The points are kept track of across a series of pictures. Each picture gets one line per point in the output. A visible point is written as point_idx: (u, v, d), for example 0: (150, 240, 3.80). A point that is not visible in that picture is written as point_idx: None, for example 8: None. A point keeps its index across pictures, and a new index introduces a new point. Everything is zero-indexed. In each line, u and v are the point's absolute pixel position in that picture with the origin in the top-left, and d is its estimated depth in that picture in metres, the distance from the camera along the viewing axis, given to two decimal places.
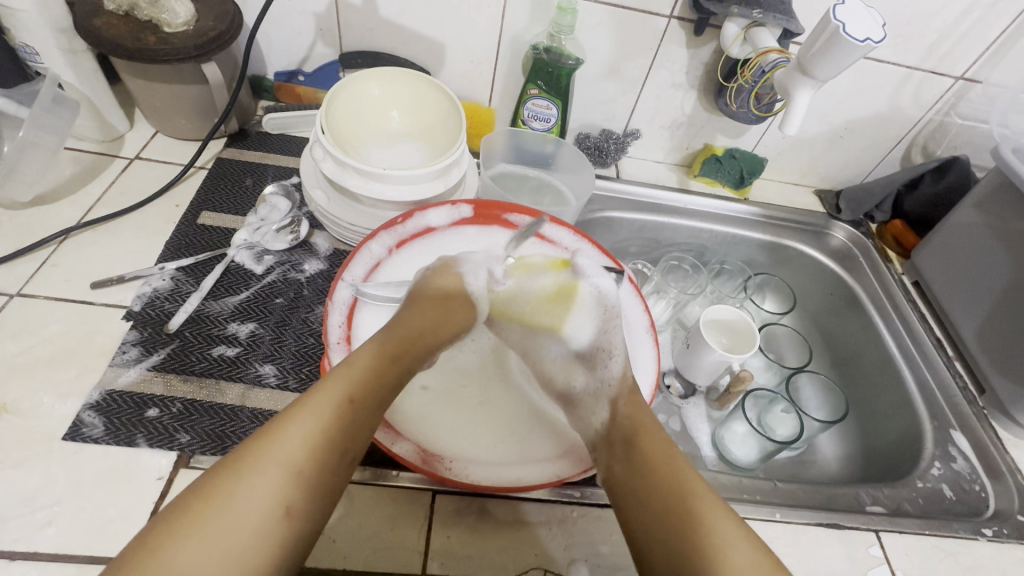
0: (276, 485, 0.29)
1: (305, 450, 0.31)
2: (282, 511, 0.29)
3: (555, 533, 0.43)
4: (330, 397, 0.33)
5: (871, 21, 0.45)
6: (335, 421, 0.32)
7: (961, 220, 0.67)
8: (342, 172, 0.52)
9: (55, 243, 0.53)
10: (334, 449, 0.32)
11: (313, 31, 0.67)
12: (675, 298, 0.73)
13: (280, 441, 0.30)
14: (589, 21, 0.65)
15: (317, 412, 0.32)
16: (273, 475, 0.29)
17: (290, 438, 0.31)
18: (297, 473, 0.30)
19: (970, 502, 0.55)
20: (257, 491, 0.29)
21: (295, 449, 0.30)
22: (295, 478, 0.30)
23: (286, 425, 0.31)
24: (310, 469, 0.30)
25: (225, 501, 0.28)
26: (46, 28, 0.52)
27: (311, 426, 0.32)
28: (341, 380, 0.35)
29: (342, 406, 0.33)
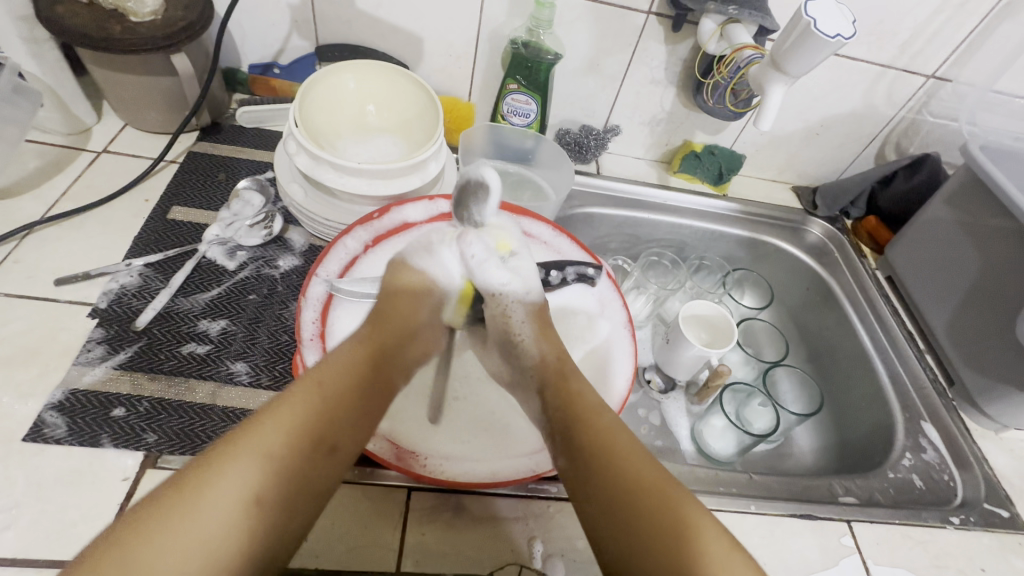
0: (185, 553, 0.26)
1: (221, 515, 0.28)
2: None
3: (531, 529, 0.43)
4: (263, 444, 0.31)
5: (843, 18, 0.45)
6: (255, 477, 0.29)
7: (932, 216, 0.69)
8: (316, 166, 0.51)
9: (17, 238, 0.52)
10: (253, 508, 0.29)
11: (288, 23, 0.66)
12: (654, 293, 0.74)
13: (194, 509, 0.28)
14: (568, 16, 0.65)
15: (232, 467, 0.29)
16: (181, 544, 0.27)
17: (204, 503, 0.28)
18: (209, 537, 0.27)
19: (940, 492, 0.56)
20: (175, 555, 0.26)
21: (206, 514, 0.28)
22: (206, 543, 0.27)
23: (209, 479, 0.29)
24: (238, 529, 0.28)
25: (128, 573, 0.25)
26: (5, 15, 0.51)
27: (239, 478, 0.29)
28: (281, 421, 0.32)
29: (263, 459, 0.30)
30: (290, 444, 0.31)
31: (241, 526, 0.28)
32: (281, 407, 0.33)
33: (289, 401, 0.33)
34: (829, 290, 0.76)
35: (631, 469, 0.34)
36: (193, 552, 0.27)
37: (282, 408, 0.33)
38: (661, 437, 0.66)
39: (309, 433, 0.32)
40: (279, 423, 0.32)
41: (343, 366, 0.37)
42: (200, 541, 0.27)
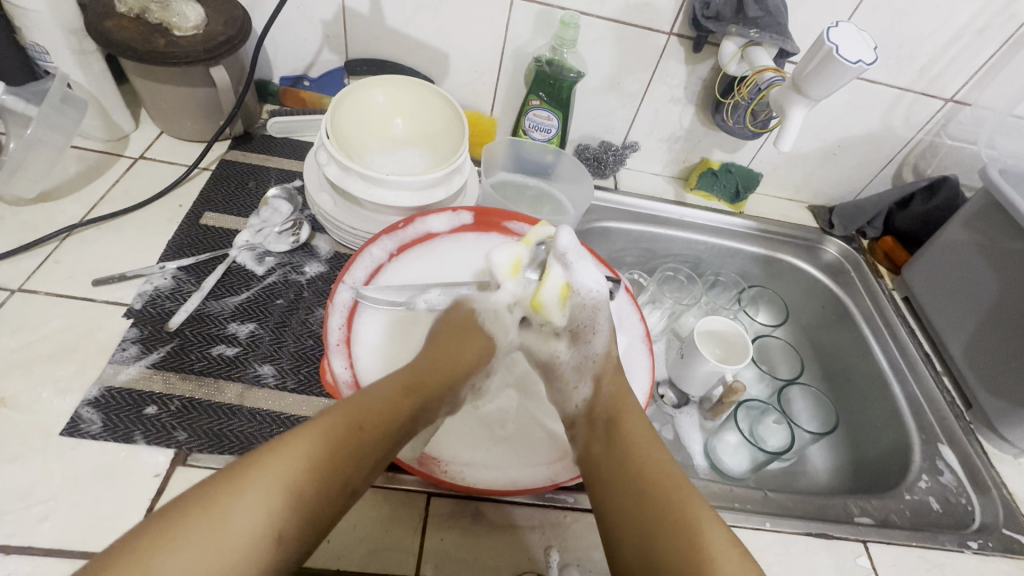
0: (263, 511, 0.28)
1: (303, 476, 0.30)
2: (275, 536, 0.28)
3: (547, 538, 0.44)
4: (348, 428, 0.33)
5: (864, 44, 0.46)
6: (334, 447, 0.32)
7: (949, 238, 0.69)
8: (345, 177, 0.53)
9: (57, 239, 0.54)
10: (334, 477, 0.32)
11: (320, 38, 0.69)
12: (670, 308, 0.74)
13: (276, 469, 0.30)
14: (591, 35, 0.66)
15: (315, 434, 0.32)
16: (265, 497, 0.29)
17: (288, 465, 0.30)
18: (292, 498, 0.29)
19: (957, 515, 0.56)
20: (267, 510, 0.29)
21: (288, 476, 0.30)
22: (289, 502, 0.29)
23: (305, 443, 0.31)
24: (317, 494, 0.30)
25: (217, 516, 0.28)
26: (58, 28, 0.53)
27: (321, 446, 0.32)
28: (370, 408, 0.35)
29: (342, 432, 0.33)
30: (367, 424, 0.34)
31: (314, 492, 0.30)
32: (364, 396, 0.36)
33: (365, 397, 0.36)
34: (845, 310, 0.76)
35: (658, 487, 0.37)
36: (280, 510, 0.29)
37: (364, 401, 0.35)
38: (674, 452, 0.66)
39: (373, 420, 0.35)
40: (353, 405, 0.35)
41: (435, 352, 0.44)
42: (289, 503, 0.29)
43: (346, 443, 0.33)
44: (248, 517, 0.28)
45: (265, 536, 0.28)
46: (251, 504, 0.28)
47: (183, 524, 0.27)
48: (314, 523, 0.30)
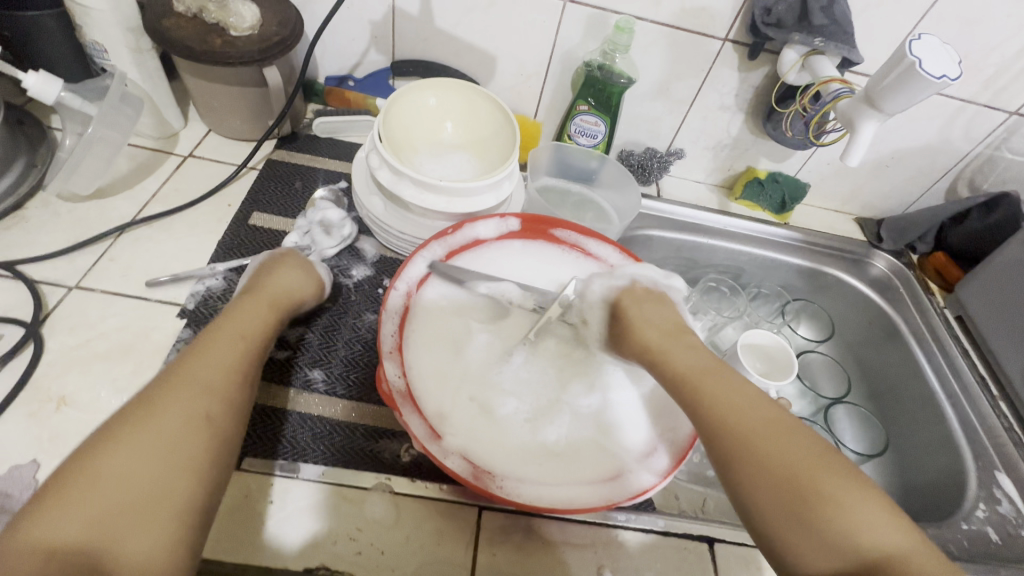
0: (192, 403, 0.33)
1: (217, 374, 0.35)
2: (205, 420, 0.33)
3: (600, 557, 0.43)
4: (204, 379, 0.34)
5: (949, 57, 0.44)
6: (243, 348, 0.38)
7: (1009, 257, 0.66)
8: (398, 181, 0.53)
9: (112, 237, 0.54)
10: (240, 372, 0.37)
11: (368, 38, 0.68)
12: (712, 320, 0.72)
13: (194, 369, 0.35)
14: (643, 40, 0.65)
15: (221, 344, 0.37)
16: (192, 397, 0.33)
17: (206, 364, 0.36)
18: (214, 392, 0.34)
19: (1016, 548, 0.54)
20: (179, 413, 0.32)
21: (210, 373, 0.35)
22: (212, 396, 0.34)
23: (167, 400, 0.32)
24: (226, 389, 0.35)
25: (153, 416, 0.31)
26: (117, 27, 0.54)
27: (220, 358, 0.36)
28: (212, 359, 0.36)
29: (236, 339, 0.39)
30: (249, 332, 0.40)
31: (236, 388, 0.36)
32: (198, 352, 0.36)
33: (196, 357, 0.36)
34: (895, 328, 0.74)
35: (775, 451, 0.32)
36: (204, 401, 0.33)
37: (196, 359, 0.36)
38: None
39: (248, 339, 0.39)
40: (221, 324, 0.39)
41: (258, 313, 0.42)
42: (206, 399, 0.34)
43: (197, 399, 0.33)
44: (179, 413, 0.32)
45: (192, 421, 0.32)
46: (116, 463, 0.29)
47: (115, 436, 0.30)
48: (231, 406, 0.35)
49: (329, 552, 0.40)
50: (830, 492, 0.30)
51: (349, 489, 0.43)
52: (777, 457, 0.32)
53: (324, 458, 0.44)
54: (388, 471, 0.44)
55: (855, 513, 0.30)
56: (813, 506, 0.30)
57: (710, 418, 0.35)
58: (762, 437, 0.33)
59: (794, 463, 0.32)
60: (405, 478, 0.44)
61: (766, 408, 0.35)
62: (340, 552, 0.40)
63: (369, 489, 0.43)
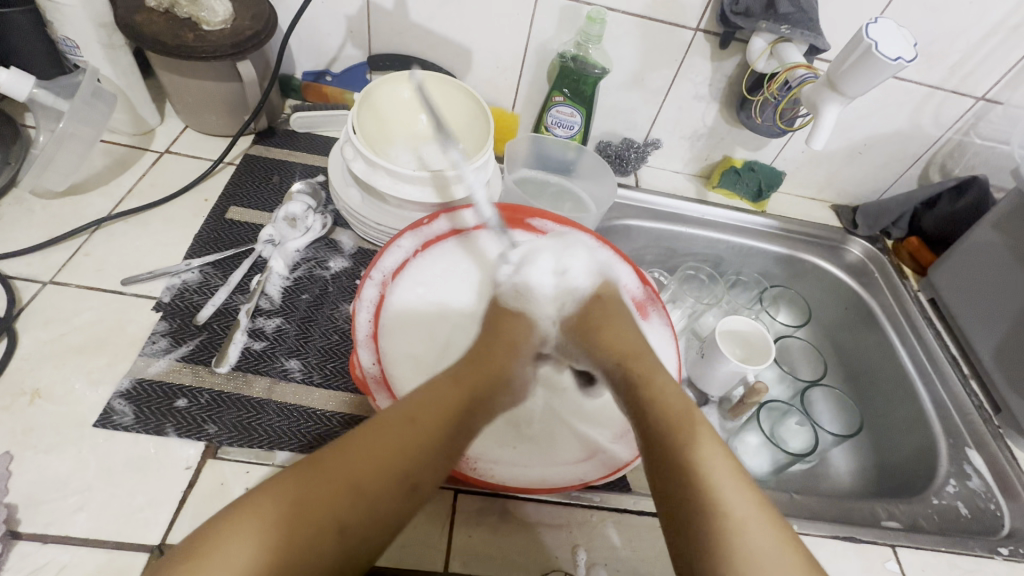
0: (318, 508, 0.28)
1: (363, 470, 0.30)
2: (338, 535, 0.28)
3: (574, 536, 0.44)
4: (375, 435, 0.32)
5: (904, 41, 0.45)
6: (402, 441, 0.32)
7: (978, 240, 0.68)
8: (372, 172, 0.53)
9: (86, 232, 0.54)
10: (400, 471, 0.31)
11: (344, 33, 0.68)
12: (691, 307, 0.73)
13: (334, 463, 0.30)
14: (617, 31, 0.66)
15: (382, 431, 0.32)
16: (267, 511, 0.28)
17: (353, 457, 0.30)
18: (349, 495, 0.29)
19: (986, 521, 0.55)
20: (284, 517, 0.28)
21: (346, 471, 0.30)
22: (343, 499, 0.29)
23: (288, 498, 0.28)
24: (371, 495, 0.30)
25: (223, 540, 0.27)
26: (89, 23, 0.54)
27: (369, 452, 0.31)
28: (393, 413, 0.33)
29: (405, 427, 0.32)
30: (428, 419, 0.34)
31: (388, 487, 0.30)
32: (398, 408, 0.34)
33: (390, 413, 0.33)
34: (870, 312, 0.75)
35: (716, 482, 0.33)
36: (303, 506, 0.29)
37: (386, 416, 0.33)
38: None
39: (422, 422, 0.33)
40: (408, 402, 0.34)
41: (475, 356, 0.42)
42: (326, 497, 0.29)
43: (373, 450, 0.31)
44: (245, 538, 0.27)
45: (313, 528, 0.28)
46: (264, 522, 0.28)
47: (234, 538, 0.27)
48: (372, 515, 0.29)
49: None
50: (741, 528, 0.31)
51: None
52: (711, 473, 0.33)
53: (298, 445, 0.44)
54: None
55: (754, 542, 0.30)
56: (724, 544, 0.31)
57: (667, 419, 0.37)
58: (704, 446, 0.35)
59: (728, 498, 0.32)
60: None
61: (708, 430, 0.36)
62: None
63: None
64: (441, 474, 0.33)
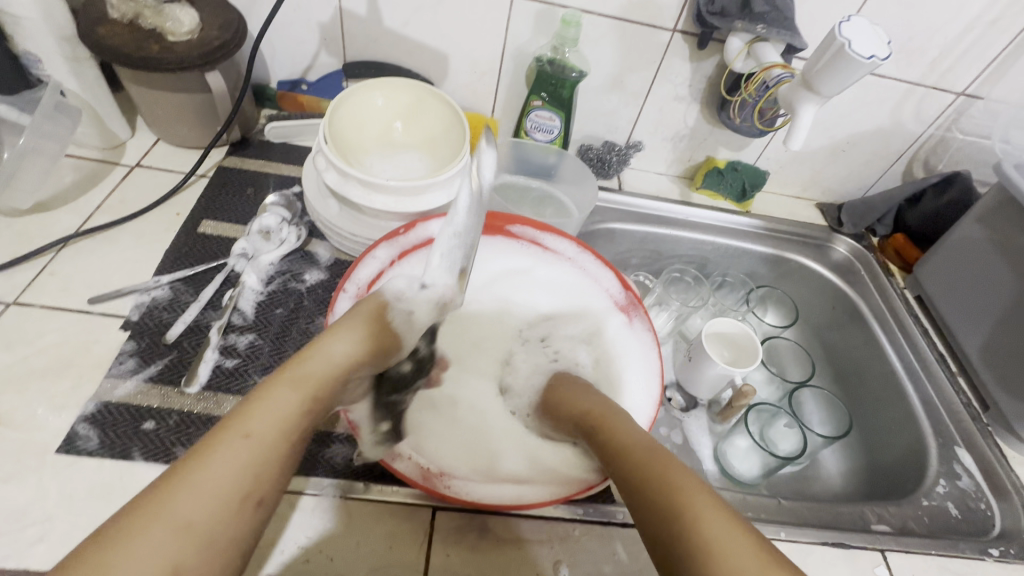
0: (159, 545, 0.26)
1: (200, 503, 0.27)
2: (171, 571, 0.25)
3: (557, 552, 0.42)
4: (222, 481, 0.29)
5: (877, 38, 0.45)
6: (239, 462, 0.30)
7: (962, 235, 0.67)
8: (345, 183, 0.52)
9: (53, 250, 0.53)
10: (234, 498, 0.29)
11: (318, 40, 0.67)
12: (677, 309, 0.72)
13: (171, 501, 0.27)
14: (594, 33, 0.65)
15: (214, 460, 0.29)
16: (160, 534, 0.26)
17: (181, 496, 0.27)
18: (187, 529, 0.26)
19: (977, 521, 0.55)
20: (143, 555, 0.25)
21: (189, 505, 0.27)
22: (185, 532, 0.26)
23: (120, 554, 0.25)
24: (206, 524, 0.27)
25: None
26: (50, 35, 0.53)
27: (203, 486, 0.28)
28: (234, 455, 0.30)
29: (241, 443, 0.30)
30: (270, 431, 0.32)
31: (221, 510, 0.28)
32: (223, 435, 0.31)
33: (213, 452, 0.30)
34: (857, 310, 0.74)
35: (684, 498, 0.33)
36: (165, 542, 0.26)
37: (211, 456, 0.29)
38: (683, 457, 0.64)
39: (266, 446, 0.31)
40: (249, 412, 0.32)
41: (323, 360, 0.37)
42: (169, 532, 0.26)
43: (238, 453, 0.30)
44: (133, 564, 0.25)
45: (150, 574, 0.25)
46: (147, 543, 0.25)
47: None
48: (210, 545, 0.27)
49: (275, 562, 0.39)
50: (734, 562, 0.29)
51: (297, 494, 0.42)
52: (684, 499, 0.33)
53: None
54: (334, 475, 0.43)
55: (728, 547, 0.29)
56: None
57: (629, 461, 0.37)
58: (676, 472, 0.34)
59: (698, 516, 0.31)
60: (353, 482, 0.43)
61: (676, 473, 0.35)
62: (289, 560, 0.39)
63: (319, 494, 0.42)
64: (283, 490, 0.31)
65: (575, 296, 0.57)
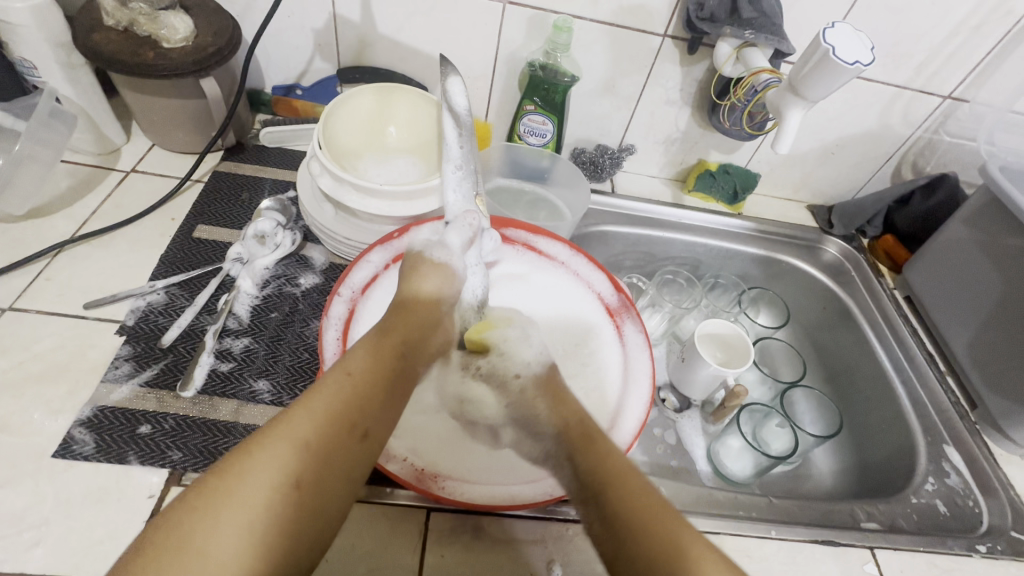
0: (284, 461, 0.27)
1: (314, 424, 0.29)
2: (293, 486, 0.27)
3: (550, 551, 0.43)
4: (264, 478, 0.27)
5: (861, 44, 0.46)
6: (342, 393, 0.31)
7: (950, 236, 0.68)
8: (339, 187, 0.52)
9: (48, 256, 0.53)
10: (344, 423, 0.30)
11: (312, 46, 0.68)
12: (670, 311, 0.73)
13: (289, 422, 0.29)
14: (585, 39, 0.66)
15: (322, 391, 0.31)
16: (284, 451, 0.28)
17: (299, 417, 0.29)
18: (304, 446, 0.28)
19: (964, 519, 0.55)
20: (270, 469, 0.27)
21: (305, 426, 0.29)
22: (305, 450, 0.28)
23: (251, 469, 0.27)
24: (322, 441, 0.29)
25: (228, 490, 0.26)
26: (45, 43, 0.53)
27: (315, 410, 0.30)
28: (287, 446, 0.28)
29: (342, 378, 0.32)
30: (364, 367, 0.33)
31: (336, 434, 0.30)
32: (281, 430, 0.29)
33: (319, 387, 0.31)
34: (848, 311, 0.75)
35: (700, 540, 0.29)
36: (292, 457, 0.28)
37: (315, 391, 0.31)
38: (676, 457, 0.65)
39: (365, 379, 0.33)
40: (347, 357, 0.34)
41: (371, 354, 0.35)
42: (291, 450, 0.28)
43: (342, 383, 0.32)
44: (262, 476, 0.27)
45: (275, 487, 0.27)
46: (271, 459, 0.27)
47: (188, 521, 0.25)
48: (326, 463, 0.29)
49: None
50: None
51: None
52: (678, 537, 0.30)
53: None
54: None
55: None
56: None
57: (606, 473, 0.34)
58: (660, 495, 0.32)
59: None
60: None
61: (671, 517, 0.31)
62: None
63: None
64: (385, 425, 0.33)
65: (566, 301, 0.57)
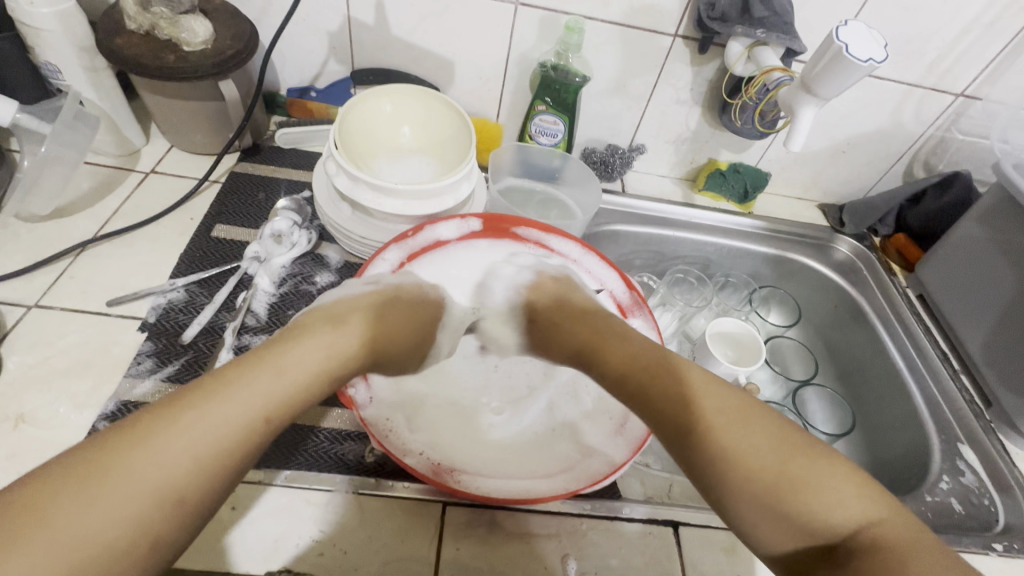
0: (175, 461, 0.27)
1: (222, 433, 0.29)
2: (175, 498, 0.27)
3: (564, 546, 0.43)
4: (149, 476, 0.26)
5: (874, 42, 0.46)
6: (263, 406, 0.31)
7: (963, 234, 0.68)
8: (355, 186, 0.53)
9: (72, 255, 0.54)
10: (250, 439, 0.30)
11: (326, 49, 0.69)
12: (681, 310, 0.74)
13: (199, 418, 0.29)
14: (597, 39, 0.66)
15: (246, 393, 0.31)
16: (180, 452, 0.27)
17: (211, 418, 0.29)
18: (202, 456, 0.28)
19: (980, 517, 0.55)
20: (161, 464, 0.27)
21: (213, 431, 0.29)
22: (203, 461, 0.28)
23: (143, 456, 0.27)
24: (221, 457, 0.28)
25: (116, 471, 0.26)
26: (70, 46, 0.54)
27: (229, 415, 0.29)
28: (180, 455, 0.27)
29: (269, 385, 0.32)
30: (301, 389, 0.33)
31: (243, 443, 0.29)
32: (185, 427, 0.28)
33: (237, 388, 0.30)
34: (859, 309, 0.75)
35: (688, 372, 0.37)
36: (185, 462, 0.27)
37: (235, 391, 0.30)
38: None
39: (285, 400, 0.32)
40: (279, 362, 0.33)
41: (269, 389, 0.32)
42: (187, 454, 0.28)
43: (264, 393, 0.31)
44: (151, 470, 0.27)
45: (158, 488, 0.26)
46: (162, 453, 0.27)
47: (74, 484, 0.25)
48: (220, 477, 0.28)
49: (290, 555, 0.40)
50: (794, 465, 0.32)
51: (310, 489, 0.43)
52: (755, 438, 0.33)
53: (289, 461, 0.44)
54: (346, 470, 0.44)
55: (819, 487, 0.31)
56: (730, 455, 0.32)
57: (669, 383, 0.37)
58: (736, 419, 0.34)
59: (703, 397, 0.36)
60: (364, 477, 0.44)
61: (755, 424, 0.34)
62: (303, 553, 0.40)
63: (330, 490, 0.43)
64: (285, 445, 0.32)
65: None
